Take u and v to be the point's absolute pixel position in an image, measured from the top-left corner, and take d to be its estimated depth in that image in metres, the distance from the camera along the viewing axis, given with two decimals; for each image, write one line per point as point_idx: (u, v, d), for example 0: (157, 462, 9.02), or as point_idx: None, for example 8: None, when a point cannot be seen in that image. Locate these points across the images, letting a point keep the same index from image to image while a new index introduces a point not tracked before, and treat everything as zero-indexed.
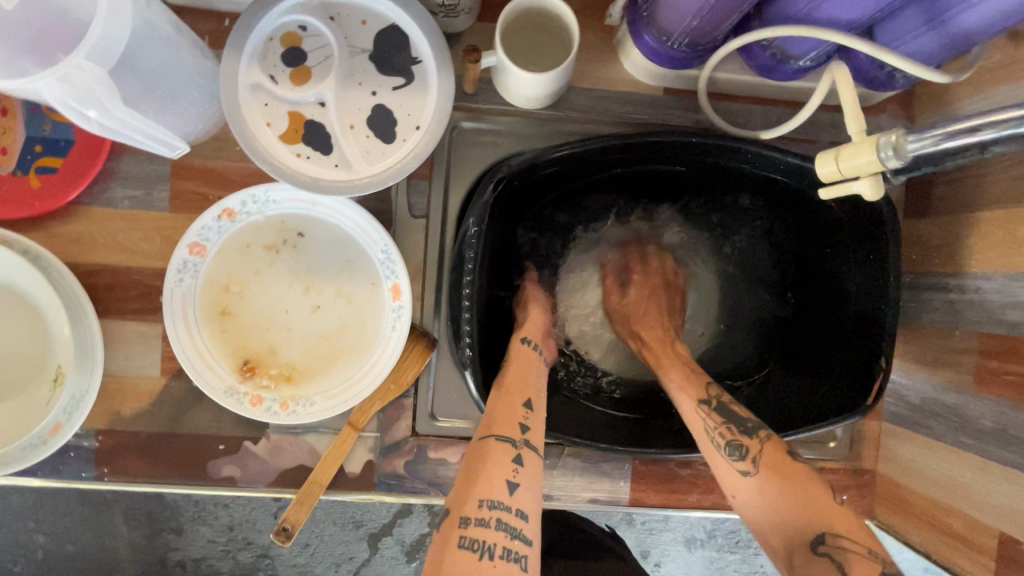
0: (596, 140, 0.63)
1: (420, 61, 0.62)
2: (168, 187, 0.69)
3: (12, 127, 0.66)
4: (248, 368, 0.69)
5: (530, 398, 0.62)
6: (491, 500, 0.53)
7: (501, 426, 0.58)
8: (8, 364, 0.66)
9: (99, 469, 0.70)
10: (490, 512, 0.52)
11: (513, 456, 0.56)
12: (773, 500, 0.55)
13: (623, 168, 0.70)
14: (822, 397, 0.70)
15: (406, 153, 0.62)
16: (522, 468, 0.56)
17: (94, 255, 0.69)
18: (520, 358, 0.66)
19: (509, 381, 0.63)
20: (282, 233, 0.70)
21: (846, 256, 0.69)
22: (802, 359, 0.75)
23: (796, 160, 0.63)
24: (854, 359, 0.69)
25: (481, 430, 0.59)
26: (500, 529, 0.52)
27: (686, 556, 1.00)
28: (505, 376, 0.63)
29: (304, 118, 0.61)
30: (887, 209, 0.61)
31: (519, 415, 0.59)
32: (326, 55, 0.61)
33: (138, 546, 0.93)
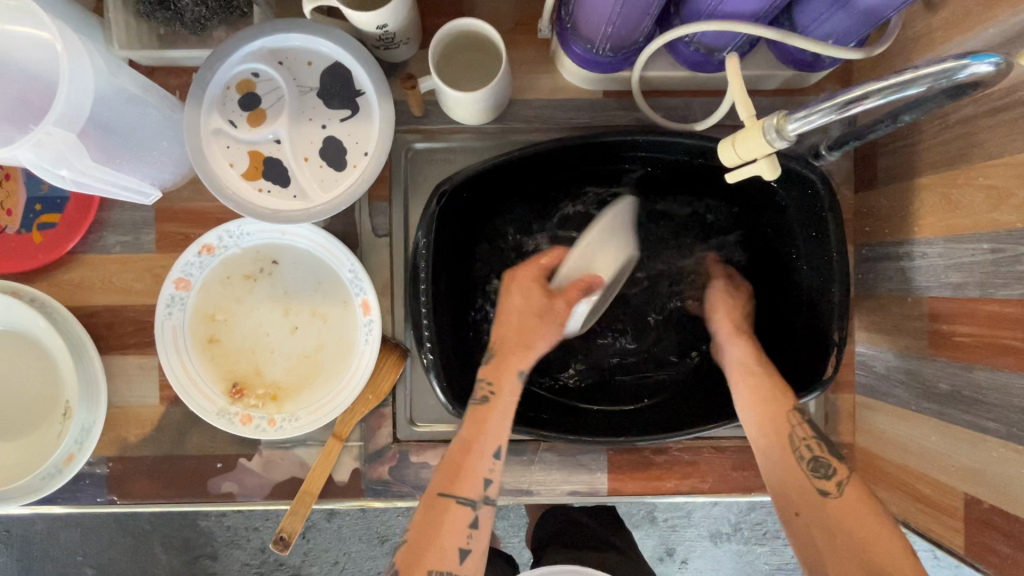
0: (531, 147, 0.67)
1: (363, 93, 0.67)
2: (153, 230, 0.76)
3: (16, 190, 0.74)
4: (236, 389, 0.75)
5: (501, 447, 0.63)
6: (440, 570, 0.58)
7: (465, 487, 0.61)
8: (26, 402, 0.72)
9: (111, 494, 0.76)
10: None
11: (469, 521, 0.60)
12: (845, 529, 0.57)
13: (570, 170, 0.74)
14: (786, 372, 0.71)
15: (357, 177, 0.67)
16: (476, 531, 0.61)
17: (93, 298, 0.75)
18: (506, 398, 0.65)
19: (488, 428, 0.63)
20: (258, 262, 0.76)
21: (796, 234, 0.71)
22: (765, 337, 0.76)
23: None
24: (812, 335, 0.69)
25: (443, 483, 0.61)
26: None
27: (714, 552, 1.01)
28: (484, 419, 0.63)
29: (263, 156, 0.66)
30: (818, 176, 0.63)
31: (484, 474, 0.62)
32: (278, 96, 0.67)
33: (177, 572, 1.00)
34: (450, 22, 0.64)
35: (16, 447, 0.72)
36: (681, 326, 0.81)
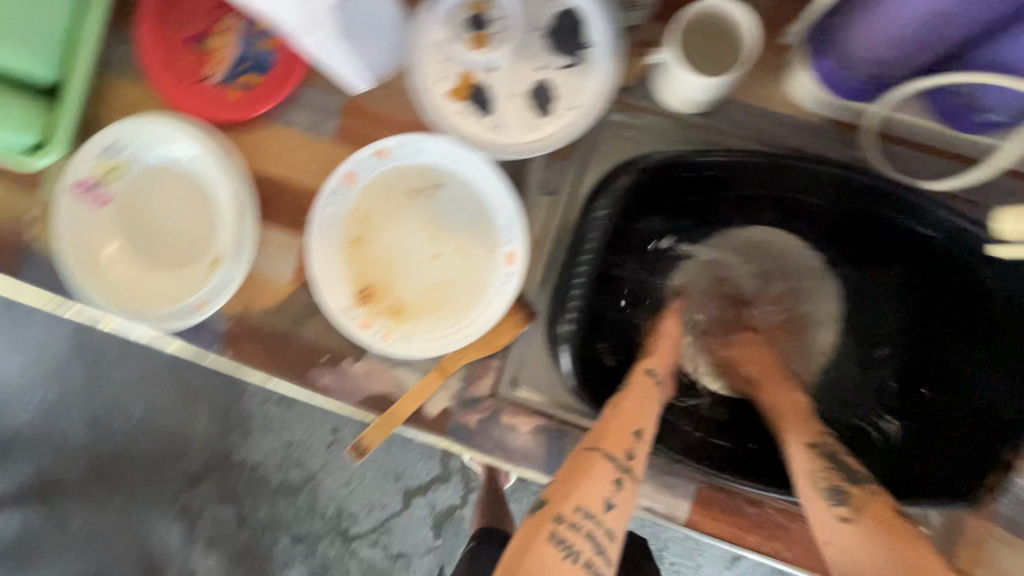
0: (749, 155, 0.65)
1: (592, 44, 0.64)
2: (338, 120, 0.77)
3: (231, 44, 0.78)
4: (365, 294, 0.76)
5: (643, 428, 0.60)
6: (586, 508, 0.54)
7: (611, 444, 0.58)
8: (185, 242, 0.78)
9: (223, 349, 0.80)
10: (582, 519, 0.53)
11: (614, 476, 0.57)
12: (869, 552, 0.53)
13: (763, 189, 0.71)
14: (939, 471, 0.66)
15: (559, 128, 0.64)
16: (622, 490, 0.56)
17: (265, 166, 0.78)
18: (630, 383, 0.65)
19: (625, 404, 0.62)
20: (423, 181, 0.76)
21: (988, 344, 0.67)
22: (923, 427, 0.70)
23: (959, 220, 0.62)
24: (977, 445, 0.64)
25: (588, 439, 0.59)
26: (589, 539, 0.53)
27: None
28: (622, 399, 0.63)
29: (473, 80, 0.65)
30: None
31: (629, 440, 0.59)
32: (507, 24, 0.65)
33: None
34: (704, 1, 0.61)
35: (166, 277, 0.78)
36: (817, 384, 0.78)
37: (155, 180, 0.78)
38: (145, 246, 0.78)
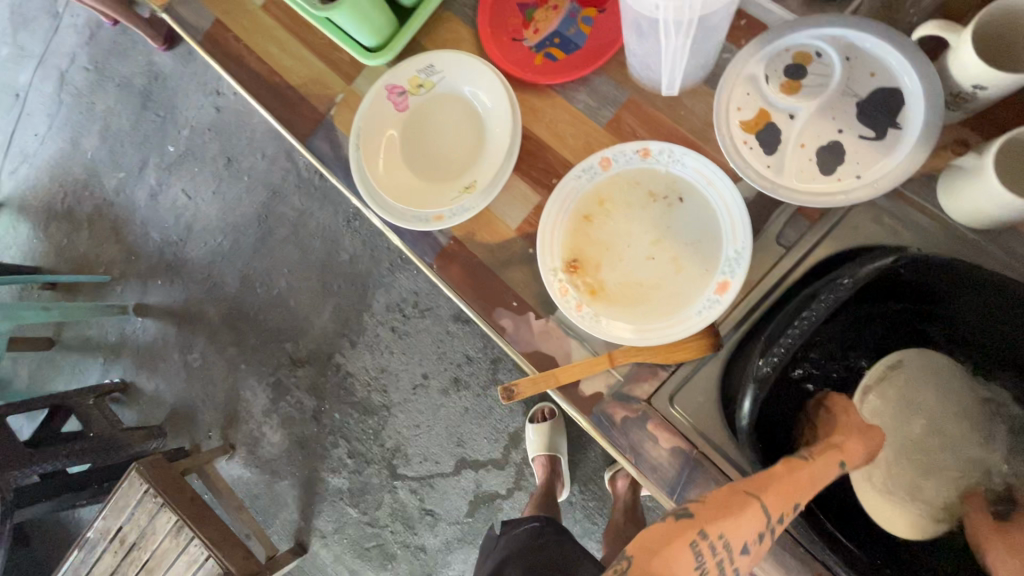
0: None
1: (900, 128, 0.66)
2: (614, 111, 0.85)
3: (553, 20, 0.89)
4: (574, 264, 0.83)
5: (802, 503, 0.62)
6: (728, 540, 0.58)
7: (770, 502, 0.60)
8: (447, 165, 0.91)
9: (433, 259, 0.91)
10: (721, 546, 0.58)
11: (761, 528, 0.60)
12: None
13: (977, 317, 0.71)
14: None
15: (834, 191, 0.67)
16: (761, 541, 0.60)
17: (536, 126, 0.88)
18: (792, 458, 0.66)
19: (800, 472, 0.63)
20: (668, 190, 0.81)
21: None
22: None
23: None
24: None
25: (751, 485, 0.62)
26: (718, 566, 0.57)
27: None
28: (799, 467, 0.64)
29: (770, 119, 0.70)
30: None
31: (786, 507, 0.61)
32: (824, 83, 0.68)
33: None
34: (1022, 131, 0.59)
35: (420, 186, 0.91)
36: None
37: (446, 106, 0.91)
38: (416, 155, 0.92)
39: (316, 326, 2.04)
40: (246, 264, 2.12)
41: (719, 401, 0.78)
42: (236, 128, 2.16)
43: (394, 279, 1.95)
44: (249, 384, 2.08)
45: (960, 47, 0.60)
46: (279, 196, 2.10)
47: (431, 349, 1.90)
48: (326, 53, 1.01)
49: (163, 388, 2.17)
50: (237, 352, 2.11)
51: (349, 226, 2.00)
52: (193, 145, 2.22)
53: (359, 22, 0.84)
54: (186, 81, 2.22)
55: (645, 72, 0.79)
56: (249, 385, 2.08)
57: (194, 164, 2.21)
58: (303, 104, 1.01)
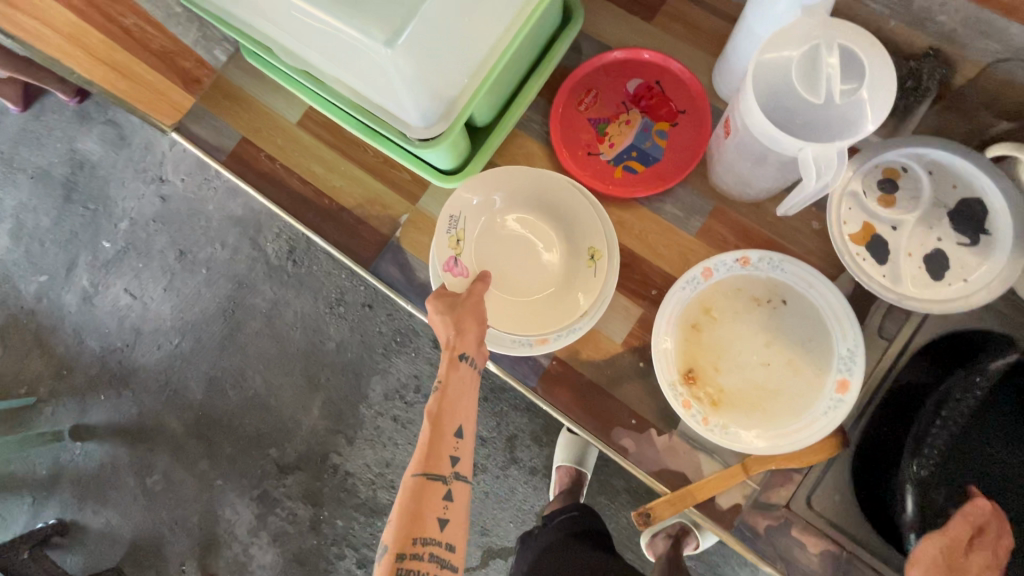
0: None
1: (992, 234, 0.73)
2: (702, 220, 0.88)
3: (627, 135, 0.91)
4: (691, 375, 0.83)
5: (462, 426, 0.73)
6: (424, 538, 0.63)
7: (430, 463, 0.67)
8: (540, 281, 0.89)
9: (537, 383, 0.87)
10: (423, 548, 0.62)
11: (443, 492, 0.67)
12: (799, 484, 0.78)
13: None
14: None
15: (948, 294, 0.72)
16: (451, 504, 0.67)
17: (627, 239, 0.89)
18: (455, 367, 0.74)
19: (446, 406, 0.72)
20: (770, 294, 0.84)
21: None
22: None
23: None
24: None
25: (417, 465, 0.67)
26: (431, 561, 0.61)
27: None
28: (446, 397, 0.72)
29: (875, 230, 0.75)
30: None
31: (450, 446, 0.70)
32: (915, 196, 0.76)
33: None
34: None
35: (514, 305, 0.88)
36: None
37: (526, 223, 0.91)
38: (492, 268, 0.89)
39: (304, 426, 1.53)
40: (214, 364, 1.58)
41: (854, 496, 0.80)
42: (189, 215, 1.64)
43: (390, 364, 1.50)
44: (225, 500, 1.53)
45: None
46: (245, 286, 1.58)
47: None
48: (384, 172, 0.96)
49: (117, 522, 1.56)
50: (211, 466, 1.55)
51: (334, 312, 1.53)
52: (135, 238, 1.65)
53: (451, 152, 0.81)
54: (118, 168, 1.68)
55: (741, 187, 0.83)
56: (228, 505, 1.53)
57: (139, 260, 1.64)
58: (363, 227, 0.95)
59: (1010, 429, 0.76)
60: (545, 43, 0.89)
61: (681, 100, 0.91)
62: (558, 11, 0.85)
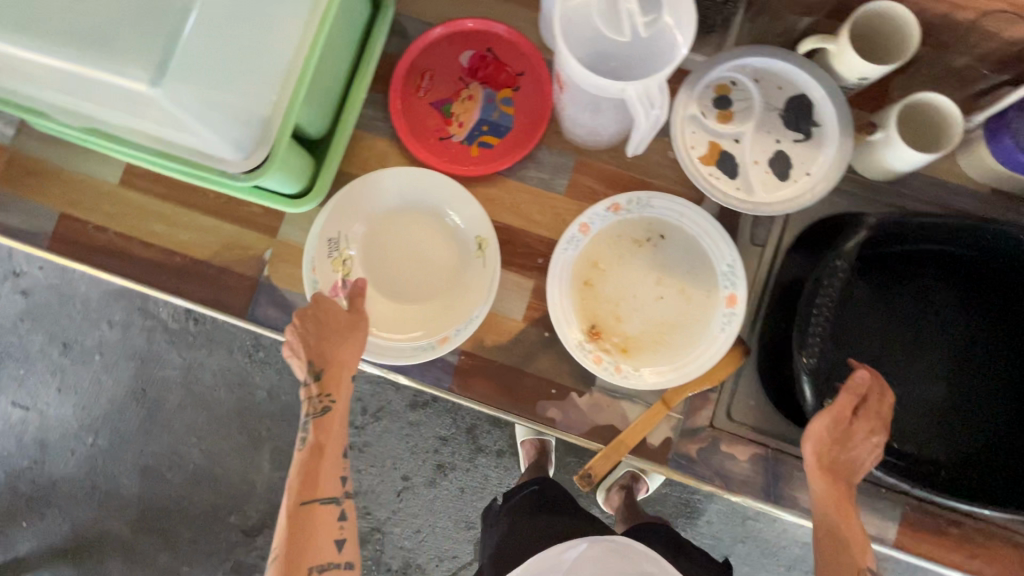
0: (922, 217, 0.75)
1: (820, 124, 0.77)
2: (568, 177, 0.87)
3: (474, 110, 0.88)
4: (594, 331, 0.84)
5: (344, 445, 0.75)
6: (320, 564, 0.66)
7: (320, 491, 0.70)
8: (427, 279, 0.85)
9: (452, 383, 0.85)
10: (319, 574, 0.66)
11: (336, 515, 0.70)
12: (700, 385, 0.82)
13: (946, 256, 0.82)
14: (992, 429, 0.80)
15: (797, 191, 0.76)
16: (345, 523, 0.71)
17: (501, 215, 0.87)
18: (336, 390, 0.74)
19: (331, 430, 0.73)
20: (648, 232, 0.86)
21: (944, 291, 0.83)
22: None
23: None
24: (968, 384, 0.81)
25: (301, 495, 0.68)
26: None
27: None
28: (331, 423, 0.73)
29: (721, 148, 0.77)
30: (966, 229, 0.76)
31: (337, 470, 0.73)
32: (749, 105, 0.78)
33: None
34: (916, 95, 0.74)
35: (406, 311, 0.84)
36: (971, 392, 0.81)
37: (398, 223, 0.86)
38: (372, 275, 0.84)
39: (260, 485, 1.43)
40: (144, 452, 1.44)
41: (765, 396, 0.85)
42: (60, 304, 1.45)
43: None
44: None
45: (843, 52, 0.73)
46: (146, 362, 1.44)
47: (401, 449, 1.36)
48: (233, 213, 0.88)
49: None
50: (171, 555, 1.44)
51: (253, 359, 1.41)
52: (6, 345, 1.46)
53: (290, 175, 0.75)
54: None
55: (593, 137, 0.82)
56: None
57: (17, 367, 1.46)
58: (226, 274, 0.88)
59: (877, 290, 0.83)
60: (360, 35, 0.83)
61: (516, 62, 0.89)
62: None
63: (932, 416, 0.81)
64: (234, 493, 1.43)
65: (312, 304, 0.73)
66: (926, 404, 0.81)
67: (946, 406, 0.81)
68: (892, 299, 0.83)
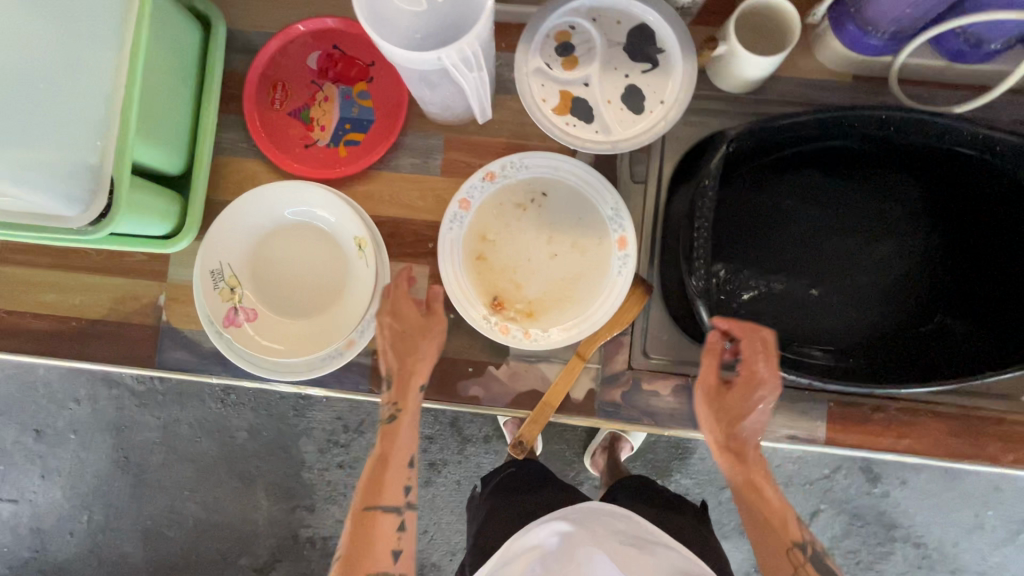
0: (788, 117, 0.75)
1: (665, 50, 0.77)
2: (441, 156, 0.87)
3: (333, 111, 0.87)
4: (497, 302, 0.84)
5: (412, 455, 0.74)
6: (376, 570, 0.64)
7: (386, 497, 0.69)
8: (320, 289, 0.83)
9: (371, 384, 0.85)
10: None
11: (396, 523, 0.69)
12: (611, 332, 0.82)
13: (825, 152, 0.83)
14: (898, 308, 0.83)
15: (654, 121, 0.76)
16: (405, 531, 0.69)
17: (384, 209, 0.86)
18: (406, 398, 0.76)
19: (388, 434, 0.74)
20: (530, 193, 0.85)
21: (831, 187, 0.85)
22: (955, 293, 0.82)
23: (946, 122, 0.73)
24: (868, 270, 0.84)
25: (362, 504, 0.69)
26: None
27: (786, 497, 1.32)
28: (397, 431, 0.74)
29: (572, 95, 0.77)
30: (837, 124, 0.77)
31: (402, 479, 0.72)
32: (591, 46, 0.77)
33: None
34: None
35: (306, 325, 0.83)
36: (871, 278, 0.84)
37: (277, 240, 0.84)
38: (266, 297, 0.83)
39: (262, 522, 1.42)
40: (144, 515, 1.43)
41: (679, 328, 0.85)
42: (23, 392, 1.44)
43: (308, 420, 1.39)
44: None
45: None
46: (114, 430, 1.43)
47: None
48: (119, 267, 0.87)
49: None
50: None
51: (227, 401, 1.39)
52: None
53: (146, 215, 0.74)
54: None
55: (449, 112, 0.81)
56: None
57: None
58: (126, 329, 0.87)
59: (766, 198, 0.85)
60: (196, 62, 0.82)
61: (364, 53, 0.87)
62: (185, 25, 0.78)
63: (840, 305, 0.84)
64: (231, 538, 1.42)
65: (388, 299, 0.77)
66: (831, 295, 0.84)
67: (853, 292, 0.84)
68: (778, 207, 0.85)
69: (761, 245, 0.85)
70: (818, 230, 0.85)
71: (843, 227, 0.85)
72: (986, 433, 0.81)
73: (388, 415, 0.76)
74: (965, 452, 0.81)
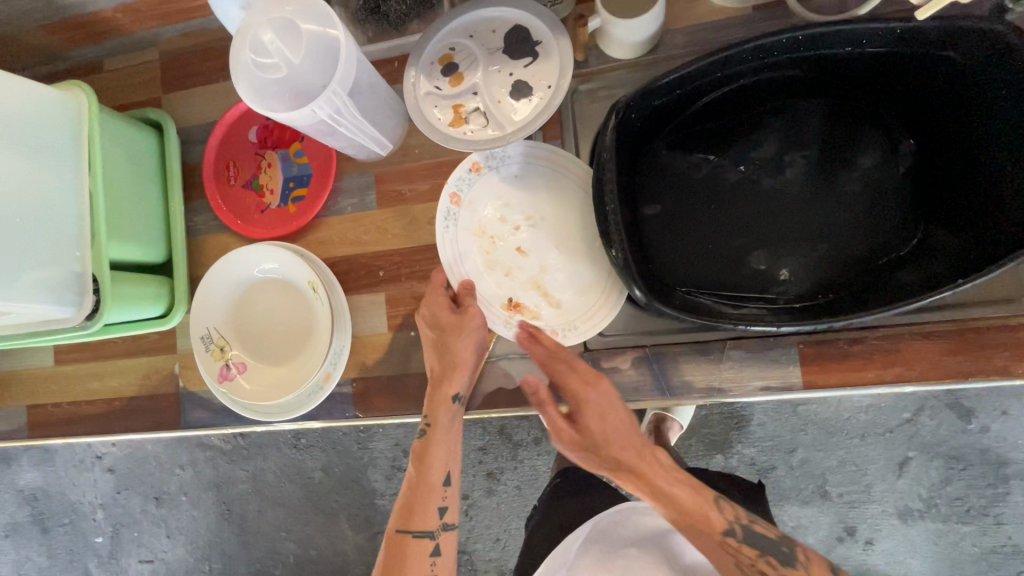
0: (682, 70, 0.73)
1: (541, 41, 0.79)
2: (375, 191, 0.93)
3: (277, 174, 0.97)
4: (513, 302, 0.86)
5: (450, 471, 0.81)
6: None
7: (417, 524, 0.77)
8: (298, 333, 0.92)
9: (355, 410, 0.92)
10: None
11: (429, 545, 0.76)
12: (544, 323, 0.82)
13: (741, 91, 0.80)
14: (860, 230, 0.79)
15: (545, 108, 0.77)
16: (439, 554, 0.76)
17: (336, 250, 0.94)
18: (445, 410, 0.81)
19: (431, 456, 0.80)
20: (515, 184, 0.88)
21: (759, 122, 0.82)
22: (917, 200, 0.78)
23: (860, 26, 0.69)
24: (817, 197, 0.81)
25: (398, 525, 0.78)
26: None
27: (864, 449, 1.22)
28: (429, 452, 0.80)
29: (466, 109, 0.80)
30: (743, 61, 0.74)
31: (437, 501, 0.79)
32: (472, 58, 0.80)
33: None
34: None
35: (288, 368, 0.92)
36: (824, 204, 0.80)
37: (257, 298, 0.94)
38: (255, 349, 0.93)
39: (350, 551, 1.53)
40: (251, 561, 1.60)
41: (629, 302, 0.85)
42: (139, 466, 1.68)
43: (371, 451, 1.50)
44: None
45: None
46: (209, 489, 1.62)
47: None
48: (141, 348, 1.02)
49: None
50: None
51: (299, 446, 1.54)
52: (116, 517, 1.69)
53: (135, 301, 0.87)
54: (61, 475, 1.73)
55: (363, 149, 0.88)
56: None
57: (130, 532, 1.69)
58: (154, 399, 1.01)
59: (691, 151, 0.84)
60: (156, 161, 0.95)
61: None
62: (139, 133, 0.91)
63: (812, 238, 0.80)
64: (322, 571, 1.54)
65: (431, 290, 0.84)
66: (788, 232, 0.81)
67: (817, 222, 0.80)
68: (715, 156, 0.83)
69: (709, 199, 0.83)
70: (754, 169, 0.82)
71: (782, 160, 0.82)
72: (988, 344, 0.73)
73: (422, 428, 0.81)
74: (970, 369, 0.73)
